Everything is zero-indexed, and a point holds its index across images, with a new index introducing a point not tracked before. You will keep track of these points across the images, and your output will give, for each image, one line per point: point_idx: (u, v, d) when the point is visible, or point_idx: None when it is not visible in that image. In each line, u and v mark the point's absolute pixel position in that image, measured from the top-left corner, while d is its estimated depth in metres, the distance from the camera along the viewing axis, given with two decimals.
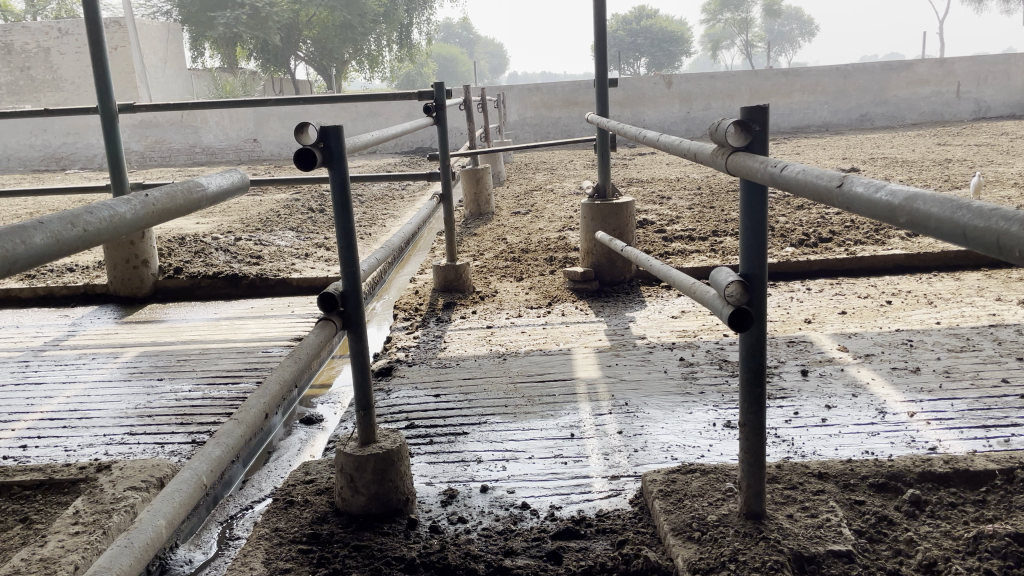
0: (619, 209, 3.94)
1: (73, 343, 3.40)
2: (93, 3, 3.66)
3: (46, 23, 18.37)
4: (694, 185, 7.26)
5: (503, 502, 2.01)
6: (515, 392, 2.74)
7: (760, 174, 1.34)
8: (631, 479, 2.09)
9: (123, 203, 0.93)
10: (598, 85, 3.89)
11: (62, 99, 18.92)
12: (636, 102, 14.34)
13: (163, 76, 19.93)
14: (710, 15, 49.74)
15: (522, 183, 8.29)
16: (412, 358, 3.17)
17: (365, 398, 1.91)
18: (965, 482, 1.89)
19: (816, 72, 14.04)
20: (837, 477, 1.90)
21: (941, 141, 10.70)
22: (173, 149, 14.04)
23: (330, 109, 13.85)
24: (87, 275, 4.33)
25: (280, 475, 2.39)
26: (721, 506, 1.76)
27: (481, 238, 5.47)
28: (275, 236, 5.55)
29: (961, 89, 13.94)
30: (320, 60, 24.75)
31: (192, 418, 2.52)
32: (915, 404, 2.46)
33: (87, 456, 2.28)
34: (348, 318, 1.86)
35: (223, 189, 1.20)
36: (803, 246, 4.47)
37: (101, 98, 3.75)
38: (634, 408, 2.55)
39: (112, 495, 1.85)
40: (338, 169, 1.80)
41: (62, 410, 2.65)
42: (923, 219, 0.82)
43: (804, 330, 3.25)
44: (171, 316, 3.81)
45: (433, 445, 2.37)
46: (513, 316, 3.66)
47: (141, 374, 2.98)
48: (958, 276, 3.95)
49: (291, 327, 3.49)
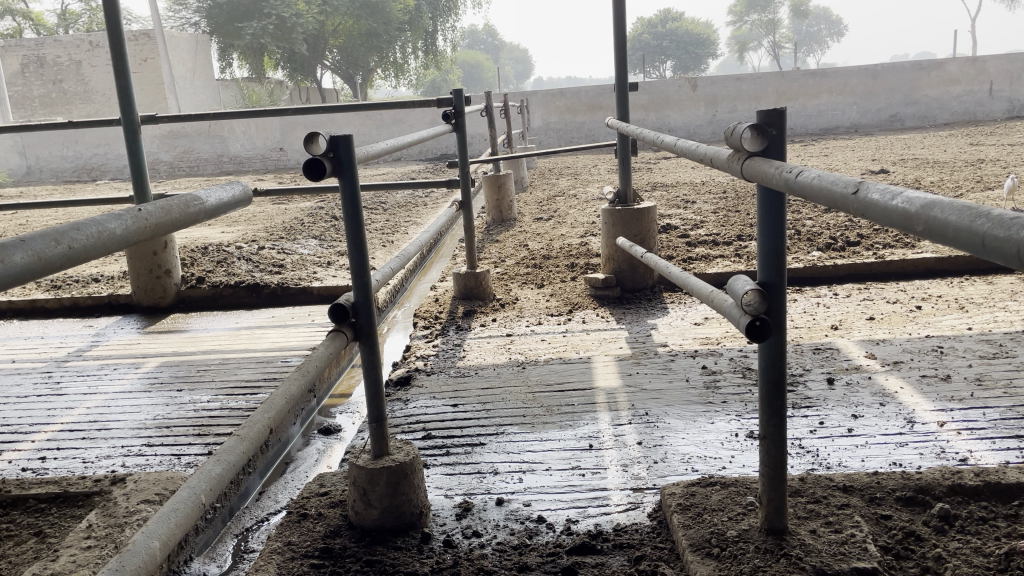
0: (640, 215, 3.89)
1: (96, 353, 3.43)
2: (115, 14, 3.70)
3: (78, 36, 18.75)
4: (719, 189, 7.19)
5: (518, 515, 1.98)
6: (533, 401, 2.70)
7: (775, 180, 1.29)
8: (650, 491, 2.05)
9: (112, 219, 0.91)
10: (618, 89, 3.84)
11: (94, 111, 19.21)
12: (661, 105, 14.27)
13: (192, 87, 20.20)
14: (736, 17, 49.45)
15: (546, 188, 8.27)
16: (431, 367, 3.15)
17: (378, 411, 1.88)
18: (996, 496, 1.82)
19: (844, 72, 13.86)
20: (863, 491, 1.84)
21: (973, 140, 10.50)
22: (201, 158, 14.21)
23: (355, 117, 13.94)
24: (111, 285, 4.37)
25: (297, 486, 2.37)
26: (741, 521, 1.71)
27: (503, 245, 5.44)
28: (298, 245, 5.56)
29: (994, 88, 13.65)
30: (346, 68, 25.50)
31: (210, 429, 2.52)
32: (945, 413, 2.38)
33: (104, 468, 2.29)
34: (359, 330, 1.83)
35: (222, 202, 1.18)
36: (829, 250, 4.38)
37: (124, 110, 3.78)
38: (654, 418, 2.50)
39: (125, 509, 1.84)
40: (347, 178, 1.78)
41: (82, 421, 2.66)
42: (942, 228, 0.77)
43: (830, 337, 3.17)
44: (193, 326, 3.82)
45: (449, 456, 2.34)
46: (534, 324, 3.62)
47: (161, 384, 2.99)
48: (991, 279, 3.84)
49: (309, 336, 3.48)
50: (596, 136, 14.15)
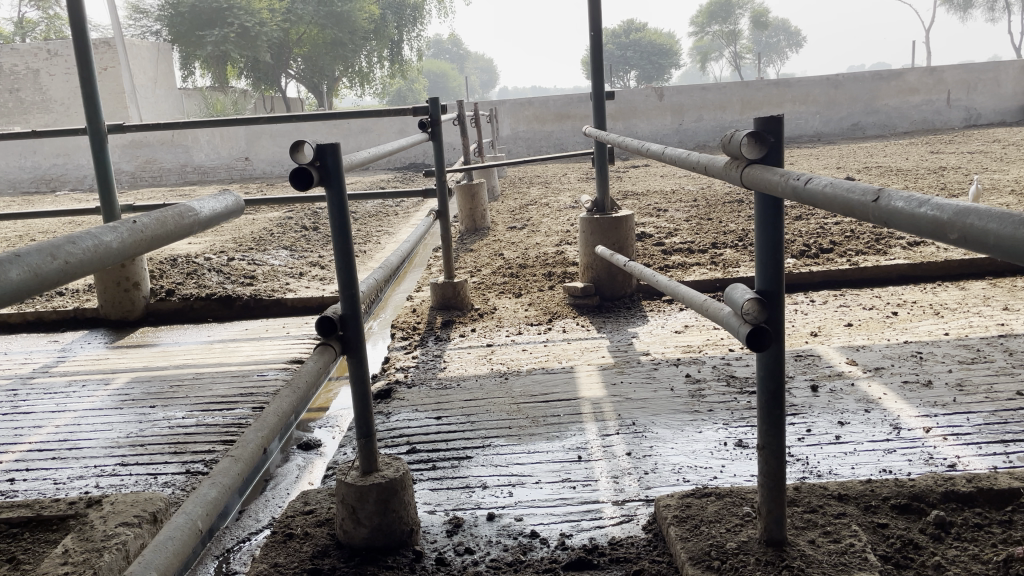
0: (618, 224, 3.88)
1: (63, 369, 3.32)
2: (81, 21, 3.60)
3: (35, 45, 18.36)
4: (690, 197, 7.24)
5: (511, 530, 1.94)
6: (519, 413, 2.67)
7: (781, 187, 1.28)
8: (642, 503, 2.02)
9: (108, 231, 0.86)
10: (595, 98, 3.83)
11: (51, 121, 18.78)
12: (628, 115, 14.37)
13: (154, 96, 19.89)
14: (699, 28, 50.10)
15: (518, 198, 8.25)
16: (411, 379, 3.10)
17: (366, 426, 1.83)
18: (989, 502, 1.82)
19: (806, 82, 14.10)
20: (858, 499, 1.83)
21: (933, 148, 10.71)
22: (164, 169, 13.98)
23: (321, 126, 13.84)
24: (77, 299, 4.25)
25: (279, 504, 2.31)
26: (740, 533, 1.69)
27: (478, 254, 5.40)
28: (268, 256, 5.47)
29: (951, 97, 13.95)
30: (311, 77, 25.33)
31: (186, 447, 2.44)
32: (930, 419, 2.40)
33: (77, 490, 2.20)
34: (347, 343, 1.79)
35: (216, 213, 1.13)
36: (804, 257, 4.41)
37: (90, 119, 3.69)
38: (641, 428, 2.48)
39: (103, 532, 1.77)
40: (335, 188, 1.74)
41: (51, 440, 2.57)
42: (980, 236, 0.76)
43: (810, 344, 3.19)
44: (163, 340, 3.73)
45: (436, 471, 2.29)
46: (514, 334, 3.60)
47: (133, 401, 2.89)
48: (963, 285, 3.90)
49: (286, 349, 3.41)
50: (565, 145, 14.20)
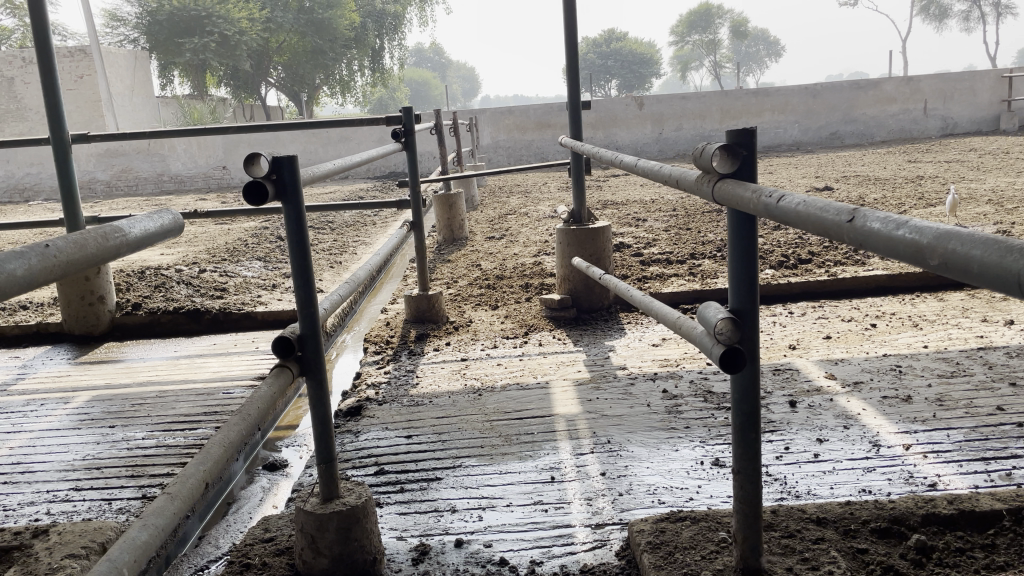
0: (595, 235, 3.82)
1: (22, 387, 3.21)
2: (45, 29, 3.50)
3: (9, 52, 18.09)
4: (669, 206, 7.21)
5: (479, 558, 1.87)
6: (491, 431, 2.60)
7: (752, 203, 1.22)
8: (616, 527, 1.95)
9: (15, 260, 0.78)
10: (570, 107, 3.75)
11: (27, 129, 18.52)
12: (608, 124, 14.41)
13: (131, 104, 19.59)
14: (679, 39, 50.39)
15: (497, 207, 8.19)
16: (383, 396, 3.01)
17: (326, 451, 1.74)
18: (972, 526, 1.77)
19: (785, 91, 14.17)
20: (837, 523, 1.77)
21: (912, 158, 10.73)
22: (141, 177, 13.82)
23: (301, 134, 13.73)
24: (40, 313, 4.14)
25: (240, 529, 2.22)
26: (715, 560, 1.62)
27: (455, 265, 5.33)
28: (241, 267, 5.37)
29: (928, 106, 14.03)
30: (292, 85, 25.30)
31: (144, 469, 2.34)
32: (910, 436, 2.35)
33: (26, 518, 2.11)
34: (306, 364, 1.71)
35: (147, 233, 1.07)
36: (782, 268, 4.37)
37: (53, 129, 3.58)
38: (617, 446, 2.41)
39: (47, 565, 1.67)
40: (291, 203, 1.66)
41: (4, 463, 2.46)
42: (962, 262, 0.70)
43: (789, 357, 3.14)
44: (129, 355, 3.62)
45: (404, 494, 2.22)
46: (489, 347, 3.52)
47: (92, 421, 2.79)
48: (942, 296, 3.87)
49: (254, 365, 3.32)
50: (545, 153, 14.18)
